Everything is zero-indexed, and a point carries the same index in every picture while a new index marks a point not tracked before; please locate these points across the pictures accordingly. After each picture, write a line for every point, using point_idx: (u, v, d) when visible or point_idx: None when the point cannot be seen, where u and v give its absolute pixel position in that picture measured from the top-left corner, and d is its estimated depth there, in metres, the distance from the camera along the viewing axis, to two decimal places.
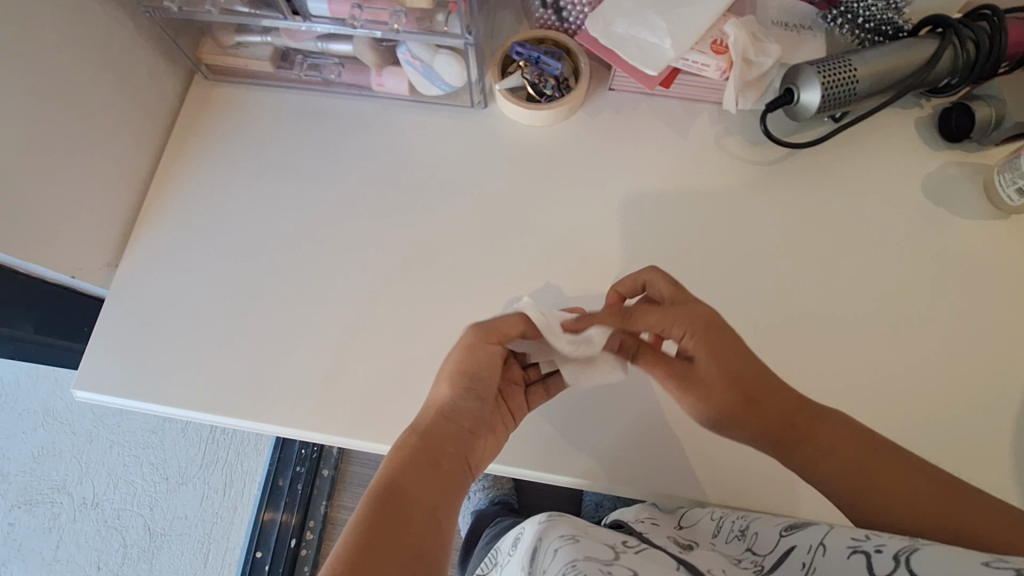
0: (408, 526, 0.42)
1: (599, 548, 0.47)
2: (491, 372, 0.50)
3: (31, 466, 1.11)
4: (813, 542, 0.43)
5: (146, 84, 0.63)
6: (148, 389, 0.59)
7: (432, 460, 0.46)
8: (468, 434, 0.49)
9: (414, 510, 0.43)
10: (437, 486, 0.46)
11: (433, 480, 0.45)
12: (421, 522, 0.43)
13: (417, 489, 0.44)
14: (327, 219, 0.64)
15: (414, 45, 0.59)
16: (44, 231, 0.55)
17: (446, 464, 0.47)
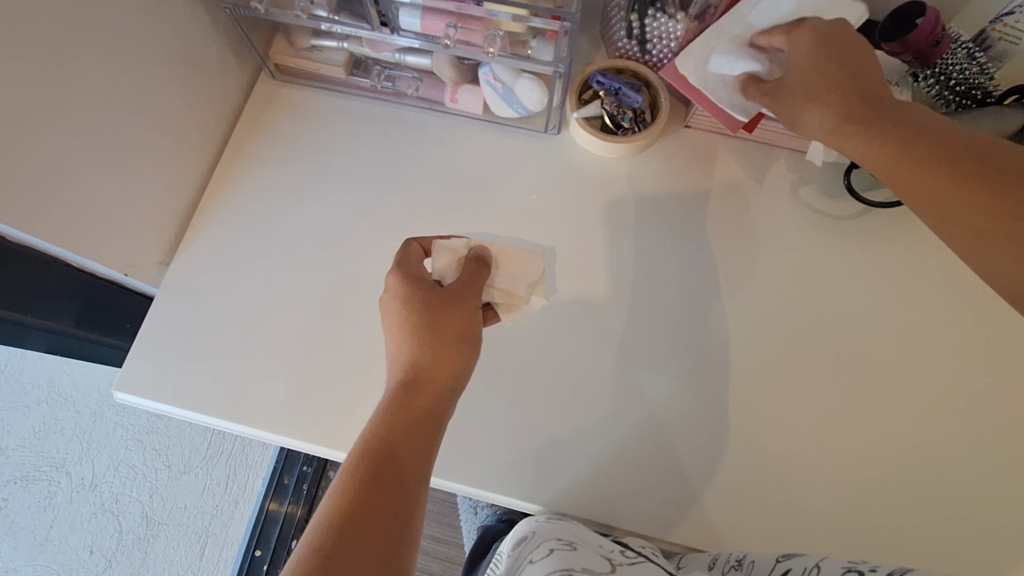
0: (376, 501, 0.40)
1: (592, 556, 0.46)
2: (422, 308, 0.48)
3: (30, 441, 1.05)
4: (807, 564, 0.44)
5: (215, 79, 0.61)
6: (190, 394, 0.56)
7: (400, 413, 0.44)
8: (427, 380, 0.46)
9: (380, 483, 0.41)
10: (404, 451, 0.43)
11: (399, 446, 0.43)
12: (391, 489, 0.41)
13: (382, 461, 0.42)
14: (385, 233, 0.62)
15: (498, 67, 0.57)
16: (103, 226, 0.53)
17: (407, 423, 0.44)
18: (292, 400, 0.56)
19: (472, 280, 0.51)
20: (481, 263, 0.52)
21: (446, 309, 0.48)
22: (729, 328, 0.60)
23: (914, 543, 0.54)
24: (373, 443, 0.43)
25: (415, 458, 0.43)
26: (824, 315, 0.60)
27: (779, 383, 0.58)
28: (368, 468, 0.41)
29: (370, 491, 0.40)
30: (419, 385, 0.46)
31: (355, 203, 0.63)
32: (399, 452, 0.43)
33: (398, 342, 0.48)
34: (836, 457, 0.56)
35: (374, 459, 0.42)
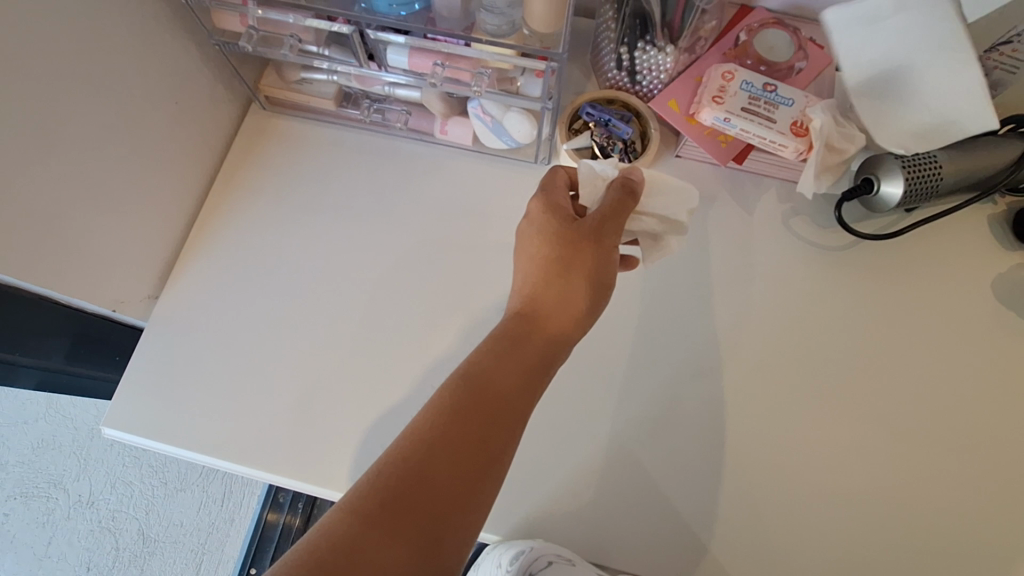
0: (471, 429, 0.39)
1: None
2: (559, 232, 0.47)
3: (29, 456, 1.15)
4: None
5: (205, 112, 0.62)
6: (173, 431, 0.56)
7: (510, 346, 0.44)
8: (547, 311, 0.45)
9: (482, 407, 0.40)
10: (511, 380, 0.42)
11: (510, 373, 0.42)
12: (489, 421, 0.40)
13: (491, 385, 0.41)
14: (376, 265, 0.62)
15: (486, 101, 0.57)
16: (91, 264, 0.53)
17: (524, 353, 0.44)
18: (282, 436, 0.56)
19: (618, 210, 0.48)
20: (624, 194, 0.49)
21: (582, 243, 0.47)
22: (722, 364, 0.59)
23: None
24: (473, 371, 0.42)
25: (517, 395, 0.42)
26: (820, 349, 0.60)
27: (774, 419, 0.57)
28: (463, 395, 0.40)
29: (459, 422, 0.39)
30: (536, 317, 0.45)
31: (349, 234, 0.62)
32: (501, 390, 0.41)
33: (529, 267, 0.47)
34: (831, 496, 0.55)
35: (473, 389, 0.41)
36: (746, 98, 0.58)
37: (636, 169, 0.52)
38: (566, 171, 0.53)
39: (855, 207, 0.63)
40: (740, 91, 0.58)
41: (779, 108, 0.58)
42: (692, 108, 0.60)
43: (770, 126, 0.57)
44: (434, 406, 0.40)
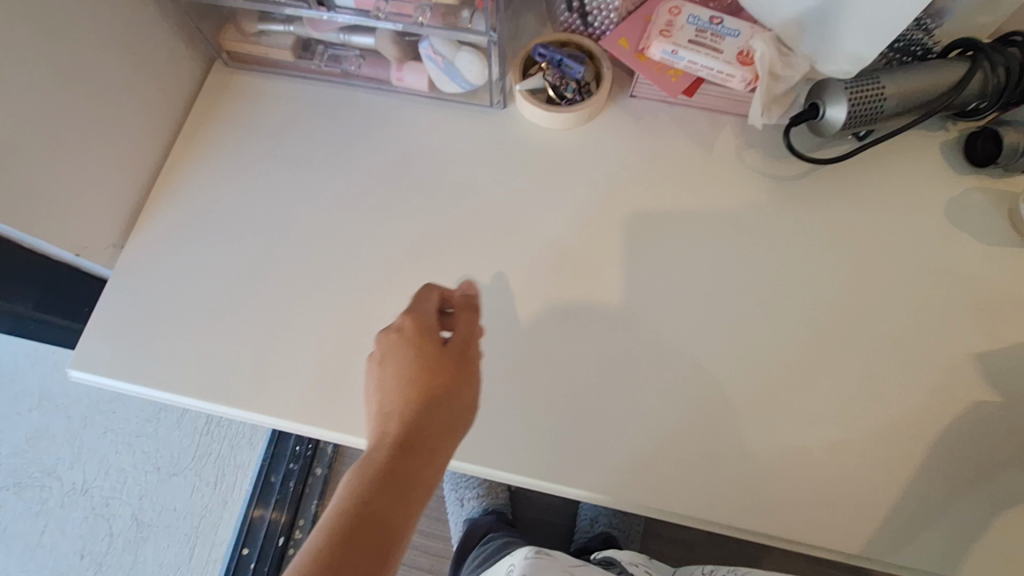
0: (358, 564, 0.40)
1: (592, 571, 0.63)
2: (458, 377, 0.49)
3: (20, 447, 1.16)
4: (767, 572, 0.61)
5: (166, 66, 0.63)
6: (140, 373, 0.57)
7: (403, 475, 0.44)
8: (447, 445, 0.46)
9: (376, 532, 0.41)
10: (402, 510, 0.43)
11: (403, 501, 0.43)
12: (378, 555, 0.40)
13: (389, 515, 0.42)
14: (336, 210, 0.62)
15: (436, 40, 0.59)
16: (52, 205, 0.54)
17: (419, 485, 0.44)
18: (246, 373, 0.57)
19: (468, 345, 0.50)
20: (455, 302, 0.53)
21: (459, 373, 0.49)
22: (679, 291, 0.59)
23: (881, 501, 0.53)
24: (362, 505, 0.42)
25: (397, 525, 0.42)
26: (778, 273, 0.60)
27: (733, 343, 0.57)
28: (352, 526, 0.41)
29: (347, 552, 0.40)
30: (415, 451, 0.45)
31: (310, 181, 0.63)
32: (389, 525, 0.42)
33: (405, 384, 0.48)
34: (795, 418, 0.55)
35: (364, 512, 0.42)
36: (693, 31, 0.59)
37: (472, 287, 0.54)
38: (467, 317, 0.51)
39: (809, 136, 0.64)
40: (687, 25, 0.59)
41: (725, 39, 0.59)
42: (641, 44, 0.61)
43: (717, 57, 0.58)
44: (326, 522, 0.41)
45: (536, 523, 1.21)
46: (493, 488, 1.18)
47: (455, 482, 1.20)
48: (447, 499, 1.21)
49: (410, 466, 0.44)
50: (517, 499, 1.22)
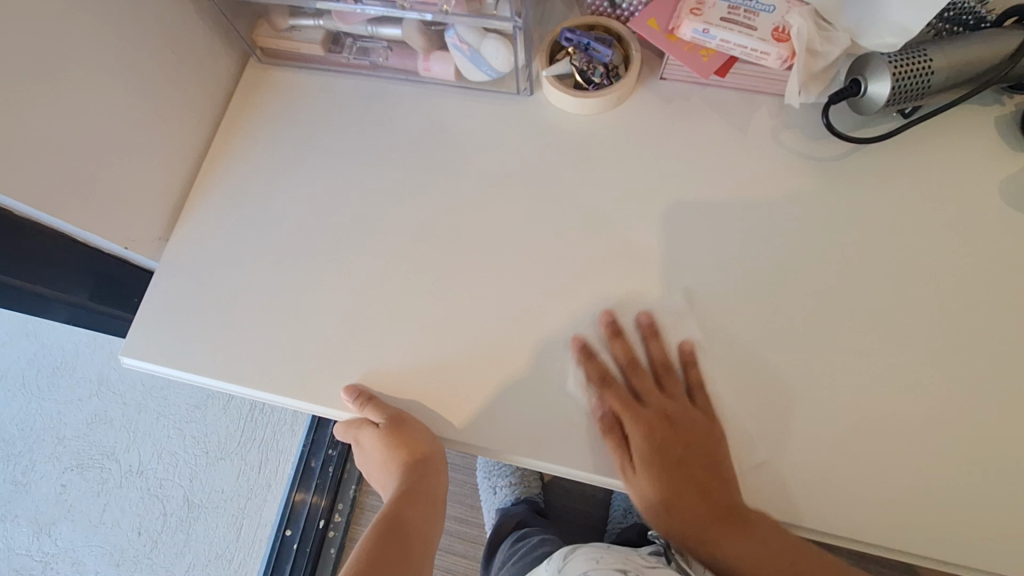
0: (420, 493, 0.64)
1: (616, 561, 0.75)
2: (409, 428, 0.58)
3: (85, 430, 1.30)
4: None
5: (204, 65, 0.65)
6: (186, 360, 0.60)
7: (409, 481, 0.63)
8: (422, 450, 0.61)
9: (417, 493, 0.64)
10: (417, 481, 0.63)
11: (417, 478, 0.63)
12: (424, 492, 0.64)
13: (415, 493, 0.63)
14: (367, 200, 0.63)
15: (462, 30, 0.59)
16: (100, 199, 0.57)
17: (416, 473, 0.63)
18: (284, 361, 0.59)
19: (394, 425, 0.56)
20: (362, 401, 0.56)
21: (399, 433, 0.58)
22: (716, 278, 0.58)
23: (936, 494, 0.50)
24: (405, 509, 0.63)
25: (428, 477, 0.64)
26: (821, 258, 0.57)
27: (767, 330, 0.56)
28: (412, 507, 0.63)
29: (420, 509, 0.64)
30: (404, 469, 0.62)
31: (338, 172, 0.64)
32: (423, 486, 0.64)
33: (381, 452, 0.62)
34: (839, 407, 0.53)
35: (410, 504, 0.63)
36: (725, 8, 0.57)
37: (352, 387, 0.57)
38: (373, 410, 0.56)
39: (850, 117, 0.61)
40: (720, 2, 0.57)
41: (759, 15, 0.57)
42: (671, 24, 0.59)
43: (751, 34, 0.56)
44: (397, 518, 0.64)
45: (567, 511, 1.22)
46: (526, 478, 1.20)
47: (488, 471, 1.22)
48: (480, 488, 1.23)
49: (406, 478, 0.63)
50: (550, 488, 1.24)
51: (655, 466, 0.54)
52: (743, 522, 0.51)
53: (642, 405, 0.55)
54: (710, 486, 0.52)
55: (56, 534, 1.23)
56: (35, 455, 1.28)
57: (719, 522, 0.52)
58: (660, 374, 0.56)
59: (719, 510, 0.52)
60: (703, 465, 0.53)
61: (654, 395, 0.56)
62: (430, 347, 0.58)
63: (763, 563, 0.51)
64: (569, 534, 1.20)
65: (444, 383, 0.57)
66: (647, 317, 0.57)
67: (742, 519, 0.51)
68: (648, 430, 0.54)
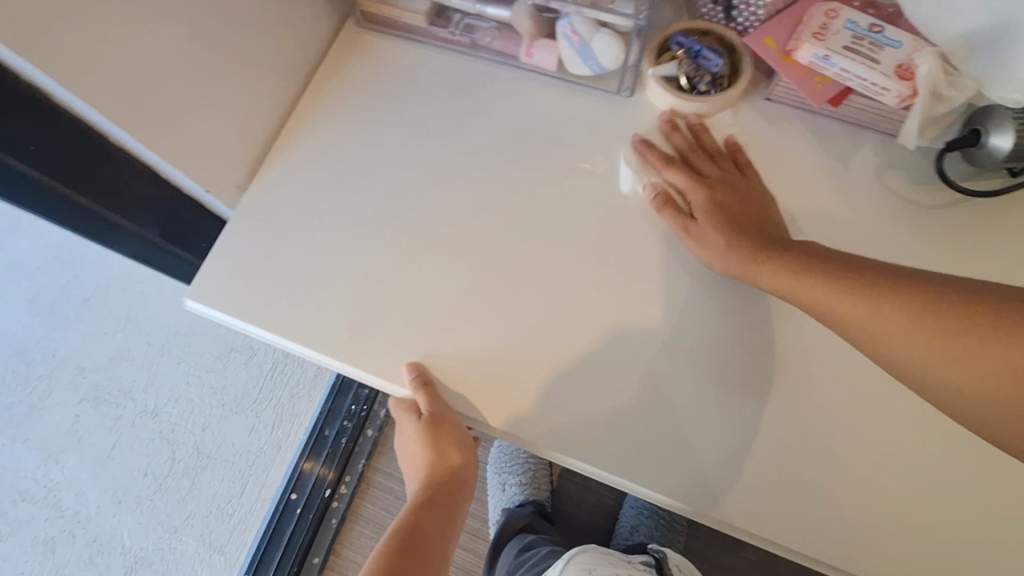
0: (446, 494, 0.68)
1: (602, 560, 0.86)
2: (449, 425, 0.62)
3: (105, 366, 1.31)
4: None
5: (305, 20, 0.64)
6: (252, 313, 0.59)
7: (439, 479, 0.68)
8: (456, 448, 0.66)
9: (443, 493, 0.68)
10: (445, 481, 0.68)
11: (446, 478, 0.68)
12: (449, 493, 0.68)
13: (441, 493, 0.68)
14: (449, 179, 0.62)
15: (576, 20, 0.57)
16: (192, 141, 0.56)
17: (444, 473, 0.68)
18: (349, 329, 0.58)
19: (440, 420, 0.59)
20: (419, 385, 0.55)
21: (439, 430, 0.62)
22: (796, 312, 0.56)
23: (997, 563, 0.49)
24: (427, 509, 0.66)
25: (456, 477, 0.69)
26: None
27: None
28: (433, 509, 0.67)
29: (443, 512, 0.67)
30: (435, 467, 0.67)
31: (424, 147, 0.64)
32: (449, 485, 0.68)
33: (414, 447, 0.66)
34: None
35: (433, 503, 0.67)
36: (849, 37, 0.55)
37: (415, 363, 0.56)
38: (427, 398, 0.55)
39: (958, 163, 0.59)
40: (844, 30, 0.55)
41: (884, 49, 0.55)
42: (789, 46, 0.57)
43: (873, 67, 0.54)
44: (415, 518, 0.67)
45: (573, 517, 1.21)
46: (537, 479, 1.18)
47: (500, 466, 1.21)
48: (489, 482, 1.22)
49: (437, 477, 0.68)
50: (558, 492, 1.22)
51: (715, 189, 0.58)
52: (963, 311, 0.43)
53: (701, 173, 0.59)
54: (913, 287, 0.45)
55: (63, 462, 1.24)
56: (54, 382, 1.30)
57: (934, 322, 0.43)
58: (692, 159, 0.60)
59: (892, 278, 0.47)
60: (855, 266, 0.49)
61: (707, 166, 0.59)
62: (496, 338, 0.57)
63: (993, 365, 0.41)
64: (570, 541, 1.19)
65: (506, 375, 0.56)
66: (697, 119, 0.61)
67: (953, 331, 0.42)
68: (797, 261, 0.51)
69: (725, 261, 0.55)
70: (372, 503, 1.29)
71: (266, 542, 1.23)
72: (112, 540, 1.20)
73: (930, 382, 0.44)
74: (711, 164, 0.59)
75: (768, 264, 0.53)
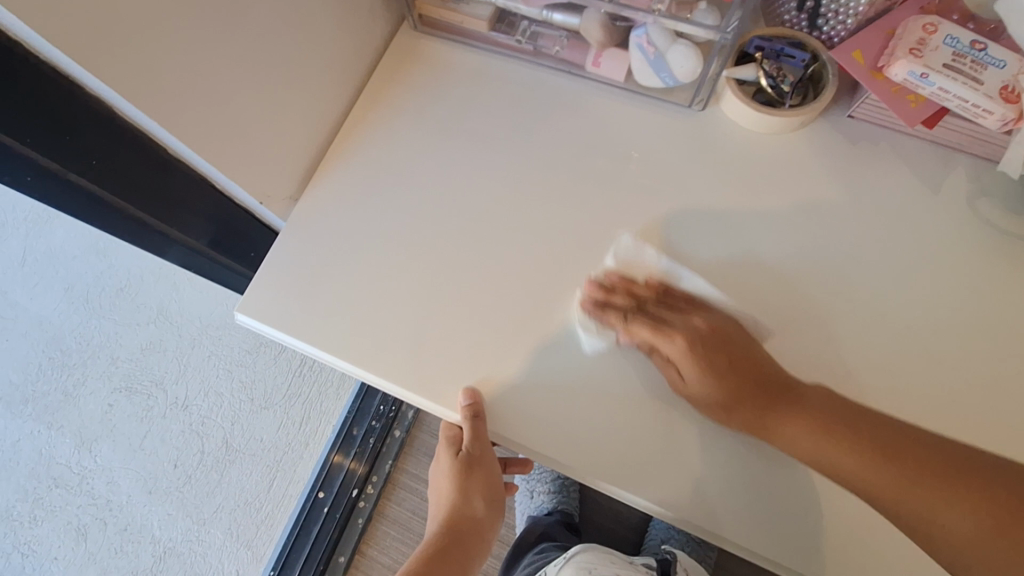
0: (462, 541, 0.66)
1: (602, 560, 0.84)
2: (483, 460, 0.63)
3: (139, 356, 1.31)
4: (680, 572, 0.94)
5: (363, 24, 0.62)
6: (305, 329, 0.57)
7: (458, 524, 0.66)
8: (485, 488, 0.67)
9: (460, 541, 0.66)
10: (466, 529, 0.67)
11: (467, 526, 0.67)
12: (467, 542, 0.66)
13: (457, 543, 0.66)
14: (507, 193, 0.60)
15: (653, 30, 0.54)
16: (250, 151, 0.54)
17: (467, 519, 0.67)
18: (404, 350, 0.56)
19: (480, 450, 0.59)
20: (471, 417, 0.53)
21: (473, 463, 0.63)
22: (880, 348, 0.52)
23: None
24: (436, 553, 0.65)
25: (479, 526, 0.68)
26: (1008, 346, 0.52)
27: (934, 416, 0.50)
28: (440, 557, 0.65)
29: (451, 561, 0.65)
30: (462, 507, 0.67)
31: (481, 158, 0.61)
32: (469, 533, 0.67)
33: (446, 481, 0.67)
34: None
35: (443, 548, 0.65)
36: (949, 54, 0.51)
37: (470, 390, 0.54)
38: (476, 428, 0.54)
39: None
40: (943, 47, 0.51)
41: (987, 69, 0.50)
42: (880, 62, 0.54)
43: (975, 88, 0.50)
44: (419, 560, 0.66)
45: (601, 529, 1.17)
46: (566, 487, 1.16)
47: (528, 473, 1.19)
48: (517, 489, 1.21)
49: (460, 521, 0.67)
50: (587, 503, 1.19)
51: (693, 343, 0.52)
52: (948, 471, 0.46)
53: (665, 324, 0.53)
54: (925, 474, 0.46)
55: (96, 452, 1.25)
56: (87, 371, 1.30)
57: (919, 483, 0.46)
58: (648, 307, 0.55)
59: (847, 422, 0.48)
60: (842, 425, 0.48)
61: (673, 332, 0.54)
62: (557, 363, 0.54)
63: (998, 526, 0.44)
64: None
65: (567, 405, 0.53)
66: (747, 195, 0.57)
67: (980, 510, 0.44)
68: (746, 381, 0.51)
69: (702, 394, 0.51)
70: (399, 504, 1.26)
71: (293, 539, 1.22)
72: (142, 529, 1.21)
73: (924, 524, 0.46)
74: (678, 314, 0.54)
75: (776, 429, 0.49)
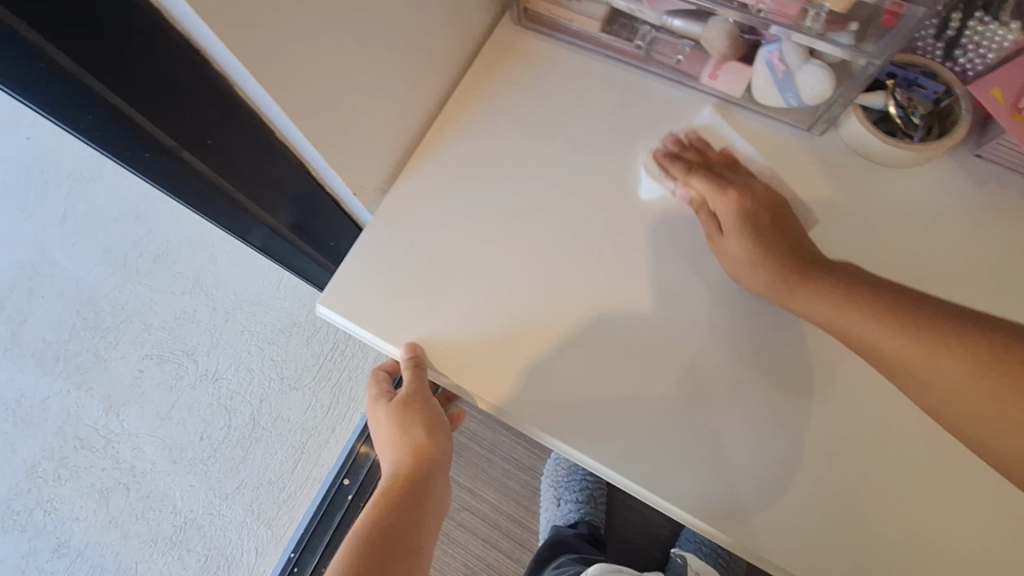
0: (415, 508, 0.60)
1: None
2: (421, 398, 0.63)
3: (172, 324, 1.31)
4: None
5: (469, 15, 0.59)
6: (390, 329, 0.56)
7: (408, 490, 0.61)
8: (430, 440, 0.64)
9: (412, 509, 0.60)
10: (417, 494, 0.61)
11: (417, 490, 0.61)
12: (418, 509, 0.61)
13: (409, 511, 0.60)
14: (604, 203, 0.57)
15: (787, 47, 0.52)
16: (353, 141, 0.52)
17: (418, 481, 0.62)
18: (486, 358, 0.54)
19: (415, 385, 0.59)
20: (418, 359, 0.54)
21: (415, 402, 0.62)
22: None
23: None
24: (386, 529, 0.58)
25: (428, 492, 0.62)
26: None
27: None
28: (386, 536, 0.57)
29: (396, 537, 0.58)
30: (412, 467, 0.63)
31: (579, 165, 0.58)
32: (420, 499, 0.61)
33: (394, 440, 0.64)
34: None
35: (394, 518, 0.59)
36: None
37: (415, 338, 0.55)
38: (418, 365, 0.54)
39: None
40: None
41: None
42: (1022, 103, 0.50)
43: None
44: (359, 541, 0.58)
45: (627, 545, 1.15)
46: (595, 498, 1.13)
47: (554, 480, 1.15)
48: (543, 493, 1.16)
49: (413, 486, 0.61)
50: (614, 516, 1.17)
51: (743, 197, 0.53)
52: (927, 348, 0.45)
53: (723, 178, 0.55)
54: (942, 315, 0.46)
55: (123, 417, 1.24)
56: (121, 335, 1.30)
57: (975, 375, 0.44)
58: (714, 167, 0.56)
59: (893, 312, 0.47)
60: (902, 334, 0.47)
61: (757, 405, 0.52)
62: (649, 388, 0.52)
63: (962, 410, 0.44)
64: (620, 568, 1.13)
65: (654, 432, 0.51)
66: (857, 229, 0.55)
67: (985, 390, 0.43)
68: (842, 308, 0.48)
69: (754, 280, 0.52)
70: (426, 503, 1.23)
71: (315, 524, 1.19)
72: (164, 499, 1.20)
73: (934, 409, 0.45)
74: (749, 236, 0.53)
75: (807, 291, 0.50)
